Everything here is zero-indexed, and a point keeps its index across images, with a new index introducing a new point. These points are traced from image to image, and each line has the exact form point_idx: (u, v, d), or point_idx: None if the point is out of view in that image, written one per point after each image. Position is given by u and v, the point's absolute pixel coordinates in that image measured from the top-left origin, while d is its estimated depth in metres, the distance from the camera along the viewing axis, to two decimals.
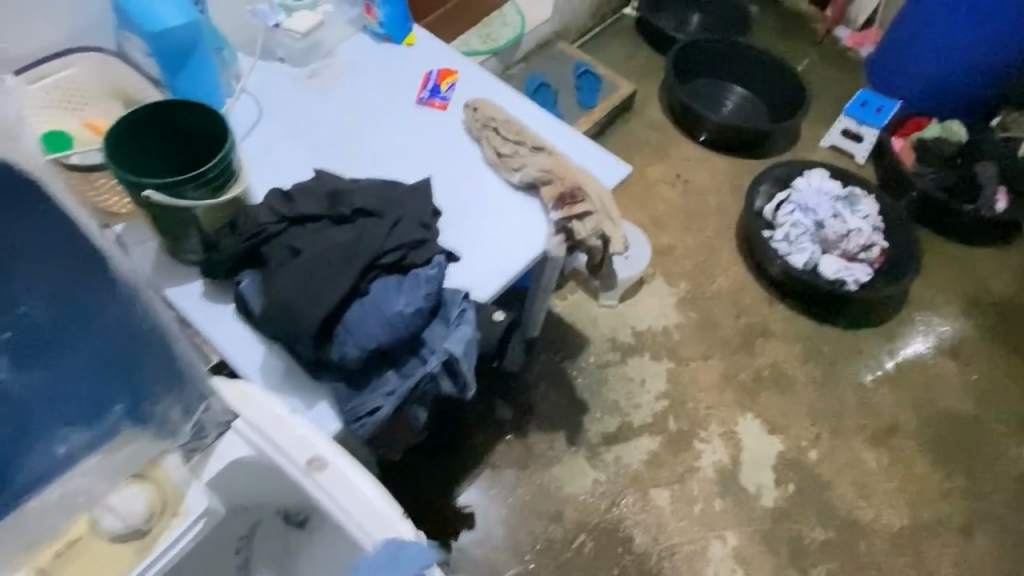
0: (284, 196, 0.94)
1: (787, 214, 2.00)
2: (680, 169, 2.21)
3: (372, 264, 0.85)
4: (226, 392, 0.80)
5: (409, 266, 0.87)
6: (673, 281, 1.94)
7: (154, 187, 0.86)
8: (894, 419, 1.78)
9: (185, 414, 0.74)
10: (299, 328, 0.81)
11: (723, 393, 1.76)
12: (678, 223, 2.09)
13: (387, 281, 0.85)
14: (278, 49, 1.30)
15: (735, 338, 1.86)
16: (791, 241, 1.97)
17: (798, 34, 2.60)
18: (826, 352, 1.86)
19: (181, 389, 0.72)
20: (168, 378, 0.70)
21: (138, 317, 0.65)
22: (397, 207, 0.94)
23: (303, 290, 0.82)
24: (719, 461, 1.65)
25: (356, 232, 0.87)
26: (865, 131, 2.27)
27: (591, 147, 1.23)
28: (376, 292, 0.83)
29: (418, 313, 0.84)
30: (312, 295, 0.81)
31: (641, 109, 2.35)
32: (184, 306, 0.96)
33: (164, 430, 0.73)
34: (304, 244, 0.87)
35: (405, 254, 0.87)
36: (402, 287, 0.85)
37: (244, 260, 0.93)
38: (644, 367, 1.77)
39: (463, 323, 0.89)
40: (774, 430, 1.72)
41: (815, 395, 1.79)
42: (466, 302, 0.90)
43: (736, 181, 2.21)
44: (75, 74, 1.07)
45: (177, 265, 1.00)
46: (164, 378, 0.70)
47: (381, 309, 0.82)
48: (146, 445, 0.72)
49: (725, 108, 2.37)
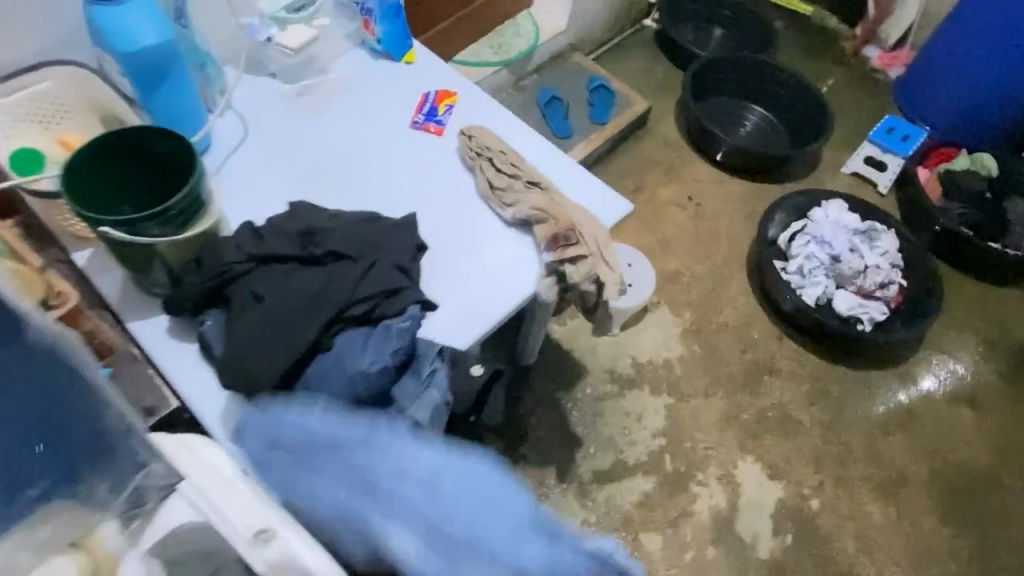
0: (255, 234, 0.89)
1: (802, 246, 1.91)
2: (693, 190, 2.13)
3: (338, 316, 0.82)
4: (170, 446, 0.71)
5: (379, 317, 0.84)
6: (678, 310, 1.86)
7: (112, 223, 0.82)
8: (903, 470, 1.69)
9: (116, 487, 0.67)
10: (257, 380, 0.79)
11: (724, 433, 1.68)
12: (687, 248, 2.01)
13: (353, 335, 0.83)
14: (270, 64, 1.25)
15: (740, 375, 1.78)
16: (804, 274, 1.89)
17: (825, 52, 2.49)
18: (835, 394, 1.78)
19: (111, 460, 0.65)
20: (95, 450, 0.63)
21: (61, 390, 0.57)
22: (373, 251, 0.89)
23: (258, 343, 0.80)
24: (715, 506, 1.58)
25: (324, 281, 0.85)
26: (889, 160, 2.18)
27: (590, 183, 1.17)
28: (342, 346, 0.82)
29: (384, 370, 0.81)
30: (273, 348, 0.80)
31: (656, 125, 2.26)
32: (146, 344, 0.91)
33: (92, 502, 0.66)
34: (269, 290, 0.83)
35: (375, 306, 0.85)
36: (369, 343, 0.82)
37: (210, 299, 0.88)
38: (642, 402, 1.70)
39: (433, 383, 0.86)
40: (775, 475, 1.64)
41: (820, 440, 1.71)
42: (438, 360, 0.86)
43: (751, 205, 2.11)
44: (51, 88, 1.03)
45: (142, 297, 0.95)
46: (91, 449, 0.63)
47: (346, 363, 0.80)
48: (72, 517, 0.65)
49: (744, 129, 2.28)
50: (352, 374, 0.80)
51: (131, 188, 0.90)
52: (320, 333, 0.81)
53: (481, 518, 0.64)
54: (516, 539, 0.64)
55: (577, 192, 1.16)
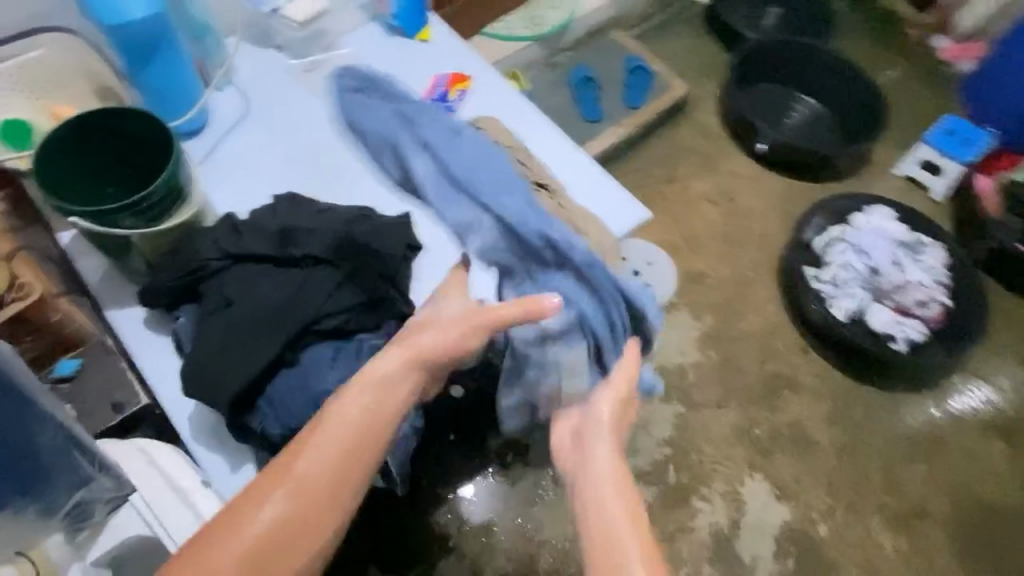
0: (234, 229, 0.89)
1: (838, 253, 1.78)
2: (727, 184, 1.99)
3: (305, 330, 0.83)
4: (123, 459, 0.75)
5: (353, 330, 0.85)
6: (698, 313, 1.77)
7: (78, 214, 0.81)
8: (922, 502, 1.60)
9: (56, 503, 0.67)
10: (222, 388, 0.79)
11: (734, 447, 1.61)
12: (715, 246, 1.89)
13: (321, 350, 0.84)
14: (276, 35, 1.19)
15: (759, 387, 1.69)
16: (838, 283, 1.75)
17: (887, 40, 2.29)
18: (857, 416, 1.68)
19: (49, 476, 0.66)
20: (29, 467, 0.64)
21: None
22: (354, 255, 0.88)
23: (223, 353, 0.80)
24: (716, 523, 1.52)
25: (294, 290, 0.84)
26: (944, 164, 2.02)
27: (606, 183, 1.13)
28: (308, 363, 0.83)
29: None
30: (240, 357, 0.80)
31: (695, 110, 2.10)
32: (121, 332, 0.91)
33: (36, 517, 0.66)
34: (240, 293, 0.83)
35: (349, 319, 0.85)
36: (337, 360, 0.84)
37: (184, 295, 0.88)
38: (650, 408, 1.63)
39: None
40: (783, 496, 1.56)
41: (836, 463, 1.62)
42: None
43: (789, 204, 1.97)
44: (42, 56, 1.01)
45: (121, 283, 0.94)
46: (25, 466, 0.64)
47: (313, 385, 0.82)
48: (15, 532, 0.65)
49: (789, 121, 2.11)
50: (316, 396, 0.81)
51: (105, 174, 0.92)
52: (284, 349, 0.82)
53: (482, 167, 0.94)
54: (503, 193, 0.91)
55: (588, 196, 1.12)
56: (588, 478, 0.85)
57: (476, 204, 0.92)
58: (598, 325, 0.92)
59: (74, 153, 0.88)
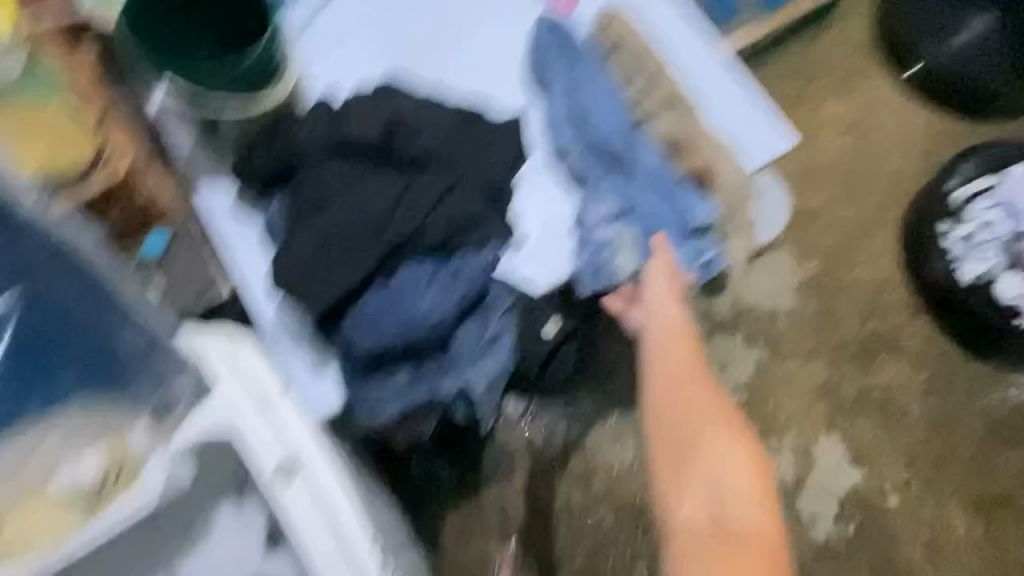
0: (336, 116, 1.01)
1: (981, 209, 1.51)
2: (866, 109, 1.71)
3: (398, 248, 0.96)
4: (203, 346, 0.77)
5: (456, 248, 0.97)
6: (802, 256, 1.61)
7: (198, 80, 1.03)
8: (1011, 489, 1.49)
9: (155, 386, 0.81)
10: (334, 284, 0.95)
11: (814, 405, 1.52)
12: (836, 182, 1.67)
13: (419, 274, 0.96)
14: None
15: (853, 345, 1.56)
16: (973, 244, 1.50)
17: None
18: (959, 391, 1.53)
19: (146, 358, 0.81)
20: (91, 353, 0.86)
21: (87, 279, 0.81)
22: (455, 171, 0.98)
23: (327, 257, 0.95)
24: (781, 476, 1.47)
25: (396, 203, 0.96)
26: None
27: (758, 103, 1.16)
28: (411, 285, 0.96)
29: (449, 315, 0.98)
30: (354, 258, 0.95)
31: (847, 10, 1.74)
32: (213, 215, 1.09)
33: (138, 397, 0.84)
34: (332, 201, 0.97)
35: (453, 239, 0.97)
36: (437, 287, 0.97)
37: (277, 178, 1.04)
38: (731, 350, 1.54)
39: (493, 343, 1.00)
40: (858, 461, 1.49)
41: (923, 437, 1.51)
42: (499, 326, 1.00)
43: (934, 141, 1.70)
44: None
45: (211, 163, 1.10)
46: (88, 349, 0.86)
47: (415, 301, 0.96)
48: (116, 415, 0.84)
49: (962, 34, 1.67)
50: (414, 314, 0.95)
51: (201, 40, 1.03)
52: (387, 259, 0.96)
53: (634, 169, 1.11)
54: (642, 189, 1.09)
55: (725, 120, 1.16)
56: (656, 383, 0.99)
57: (564, 101, 1.11)
58: (653, 219, 1.07)
59: (174, 19, 1.02)
